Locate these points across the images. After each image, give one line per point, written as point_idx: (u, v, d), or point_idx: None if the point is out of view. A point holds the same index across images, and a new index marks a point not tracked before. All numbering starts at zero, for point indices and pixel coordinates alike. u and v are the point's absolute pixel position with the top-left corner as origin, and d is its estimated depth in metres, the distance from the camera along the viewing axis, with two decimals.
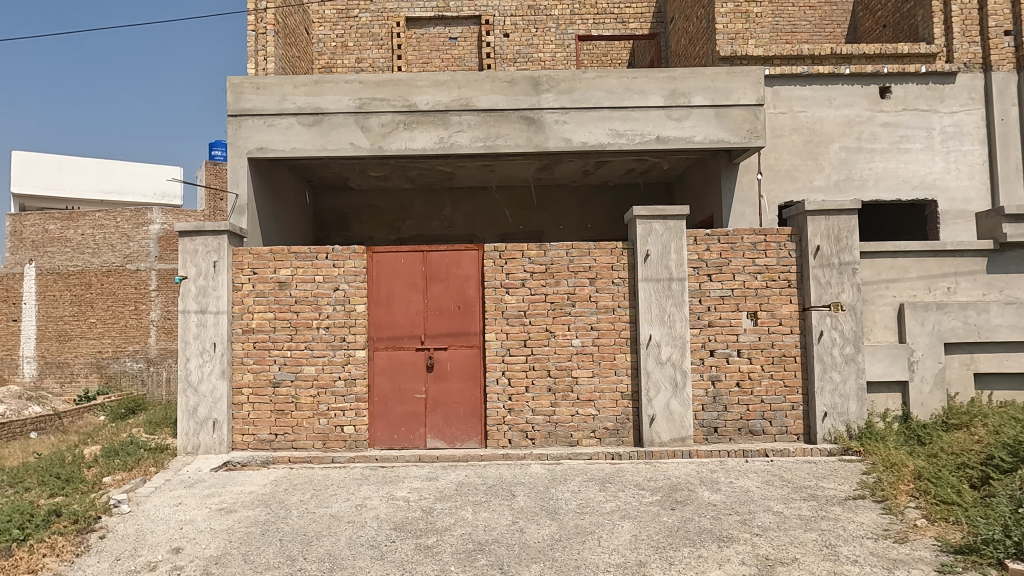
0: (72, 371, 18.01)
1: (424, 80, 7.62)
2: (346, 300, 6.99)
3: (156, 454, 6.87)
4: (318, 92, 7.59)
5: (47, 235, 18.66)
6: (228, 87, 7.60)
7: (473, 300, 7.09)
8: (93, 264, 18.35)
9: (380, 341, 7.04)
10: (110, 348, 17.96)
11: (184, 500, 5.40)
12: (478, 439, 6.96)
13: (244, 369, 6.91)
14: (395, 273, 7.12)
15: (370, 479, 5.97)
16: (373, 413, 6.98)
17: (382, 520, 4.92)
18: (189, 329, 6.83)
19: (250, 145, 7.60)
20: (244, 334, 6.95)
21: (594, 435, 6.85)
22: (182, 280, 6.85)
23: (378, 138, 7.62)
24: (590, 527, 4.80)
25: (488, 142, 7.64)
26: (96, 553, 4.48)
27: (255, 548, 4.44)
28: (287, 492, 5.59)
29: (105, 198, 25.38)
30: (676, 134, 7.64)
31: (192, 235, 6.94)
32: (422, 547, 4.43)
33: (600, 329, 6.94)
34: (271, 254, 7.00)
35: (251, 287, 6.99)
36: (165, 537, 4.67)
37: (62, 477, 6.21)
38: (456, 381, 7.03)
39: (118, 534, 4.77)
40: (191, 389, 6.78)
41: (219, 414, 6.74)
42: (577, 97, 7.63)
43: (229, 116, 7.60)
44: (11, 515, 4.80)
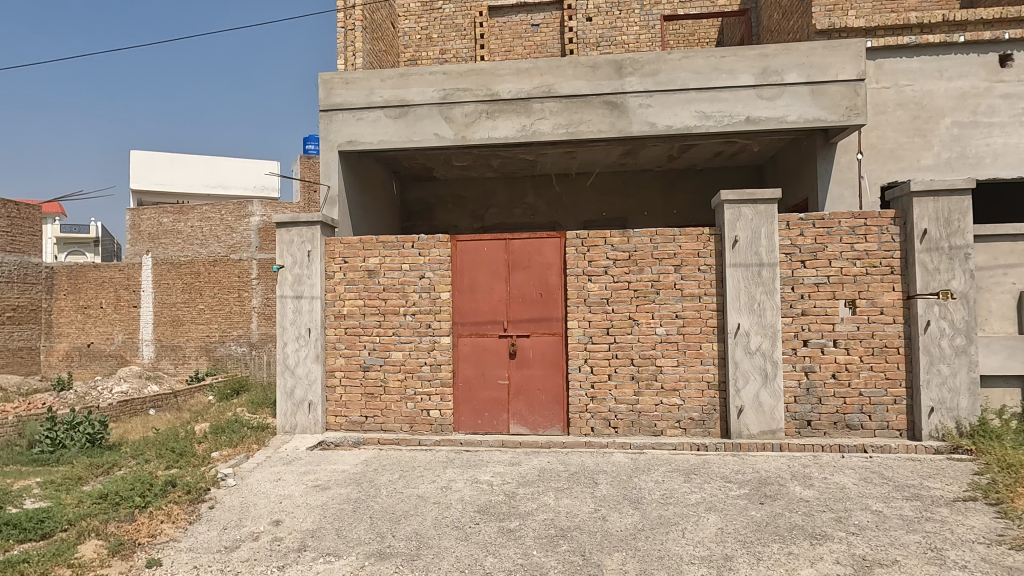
0: (184, 354, 19.43)
1: (507, 68, 7.65)
2: (432, 287, 7.16)
3: (257, 432, 7.32)
4: (403, 84, 7.78)
5: (161, 228, 20.25)
6: (319, 83, 7.91)
7: (555, 287, 7.09)
8: (201, 254, 19.68)
9: (463, 327, 7.18)
10: (217, 332, 19.29)
11: (282, 476, 5.73)
12: (561, 426, 6.98)
13: (336, 353, 7.25)
14: (479, 262, 7.20)
15: (455, 462, 6.12)
16: (458, 398, 7.13)
17: (467, 502, 5.04)
18: (286, 315, 7.22)
19: (340, 139, 7.89)
20: (337, 319, 7.28)
21: (679, 425, 6.71)
22: (280, 268, 7.25)
23: (461, 127, 7.73)
24: (674, 518, 4.72)
25: (571, 128, 7.58)
26: (206, 521, 4.80)
27: (347, 524, 4.65)
28: (377, 472, 5.81)
29: (210, 192, 27.13)
30: (768, 114, 7.31)
31: (288, 226, 7.31)
32: (505, 531, 4.50)
33: (685, 317, 6.78)
34: (360, 243, 7.26)
35: (342, 275, 7.29)
36: (267, 509, 4.97)
37: (176, 450, 6.74)
38: (539, 368, 7.07)
39: (225, 504, 5.11)
40: (289, 371, 7.17)
41: (314, 396, 7.11)
42: (662, 79, 7.45)
43: (321, 111, 7.91)
44: (134, 485, 5.29)
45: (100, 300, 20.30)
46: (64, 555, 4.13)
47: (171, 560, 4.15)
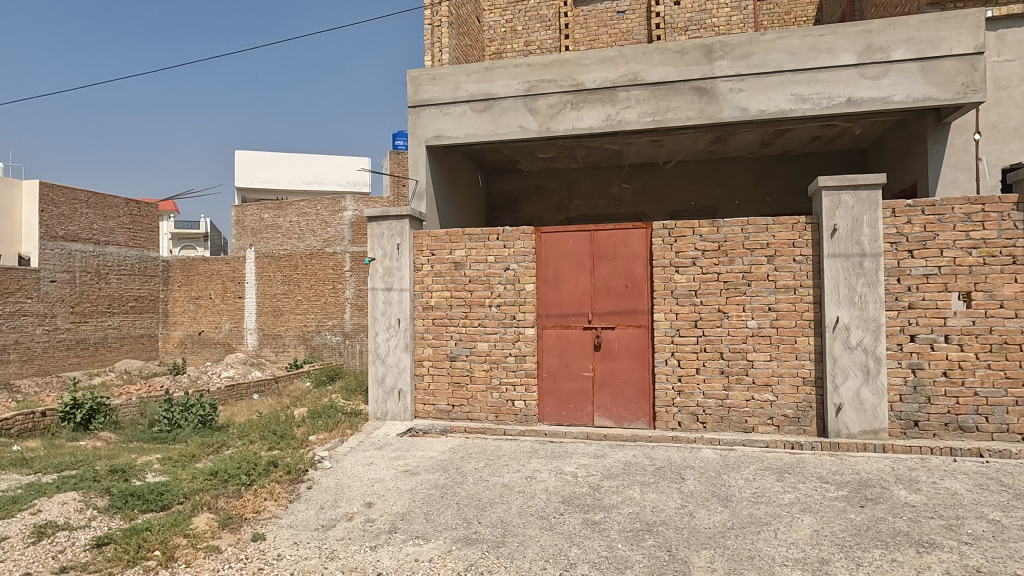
0: (284, 342, 20.56)
1: (592, 57, 7.57)
2: (517, 279, 7.21)
3: (351, 418, 7.65)
4: (488, 78, 7.86)
5: (263, 223, 21.20)
6: (407, 80, 8.12)
7: (641, 279, 6.98)
8: (299, 247, 20.72)
9: (548, 319, 7.20)
10: (314, 322, 20.29)
11: (374, 461, 5.96)
12: (647, 419, 6.88)
13: (425, 343, 7.45)
14: (563, 253, 7.19)
15: (540, 452, 6.16)
16: (543, 389, 7.17)
17: (552, 492, 5.06)
18: (377, 306, 7.50)
19: (428, 134, 8.08)
20: (425, 310, 7.48)
21: (771, 422, 6.46)
22: (371, 260, 7.53)
23: (546, 119, 7.72)
24: (765, 518, 4.55)
25: (658, 116, 7.41)
26: (305, 500, 5.06)
27: (435, 508, 4.77)
28: (464, 459, 5.94)
29: (306, 188, 28.45)
30: (872, 94, 6.86)
31: (378, 220, 7.57)
32: (590, 522, 4.49)
33: (779, 310, 6.49)
34: (447, 236, 7.42)
35: (430, 267, 7.48)
36: (360, 492, 5.18)
37: (278, 433, 7.16)
38: (624, 361, 6.99)
39: (322, 485, 5.37)
40: (380, 359, 7.45)
41: (403, 384, 7.35)
42: (754, 62, 7.14)
43: (409, 107, 8.12)
44: (241, 464, 5.67)
45: (209, 291, 21.76)
46: (180, 525, 4.47)
47: (274, 535, 4.42)
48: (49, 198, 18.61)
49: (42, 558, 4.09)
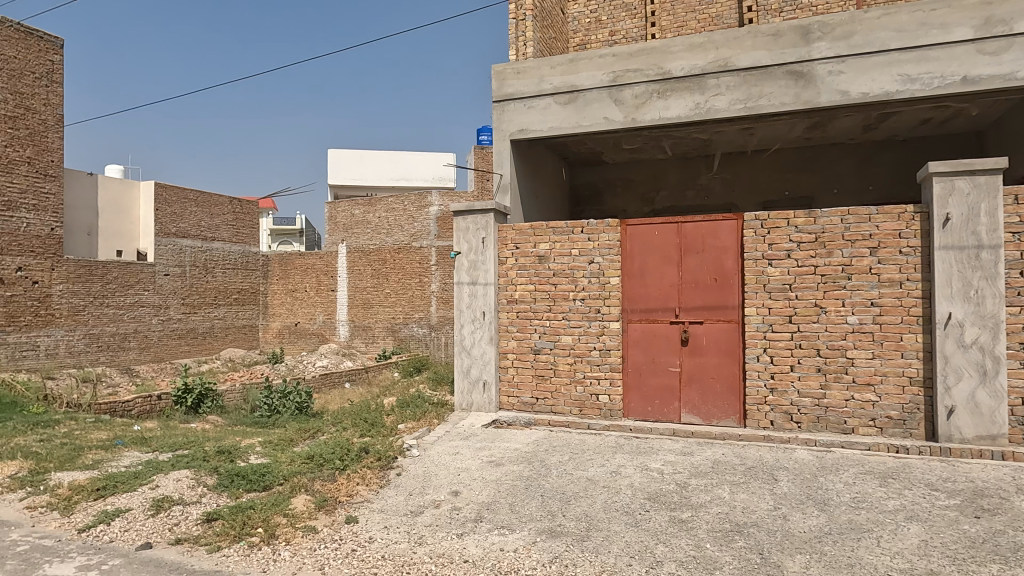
0: (374, 333, 21.32)
1: (680, 44, 7.37)
2: (601, 272, 7.14)
3: (438, 408, 7.84)
4: (573, 70, 7.81)
5: (354, 218, 22.47)
6: (492, 75, 8.20)
7: (731, 272, 6.74)
8: (387, 243, 21.53)
9: (633, 313, 7.09)
10: (401, 314, 20.98)
11: (460, 450, 6.09)
12: (737, 417, 6.65)
13: (509, 336, 7.52)
14: (649, 246, 7.06)
15: (625, 447, 6.09)
16: (628, 384, 7.07)
17: (637, 488, 4.99)
18: (462, 299, 7.65)
19: (512, 128, 8.12)
20: (509, 304, 7.54)
21: (874, 424, 6.09)
22: (457, 254, 7.68)
23: (631, 109, 7.59)
24: (867, 524, 4.31)
25: (750, 103, 7.12)
26: (394, 486, 5.23)
27: (520, 500, 4.82)
28: (548, 452, 5.96)
29: (394, 184, 29.31)
30: (991, 72, 6.32)
31: (464, 214, 7.70)
32: (677, 521, 4.40)
33: (883, 305, 6.11)
34: (532, 229, 7.44)
35: (514, 261, 7.53)
36: (447, 480, 5.30)
37: (368, 420, 7.43)
38: (713, 357, 6.79)
39: (410, 472, 5.53)
40: (465, 351, 7.60)
41: (488, 375, 7.45)
42: (856, 41, 6.73)
43: (494, 102, 8.20)
44: (335, 449, 5.93)
45: (304, 284, 22.84)
46: (281, 505, 4.73)
47: (366, 518, 4.59)
48: (163, 198, 20.22)
49: (161, 530, 4.45)
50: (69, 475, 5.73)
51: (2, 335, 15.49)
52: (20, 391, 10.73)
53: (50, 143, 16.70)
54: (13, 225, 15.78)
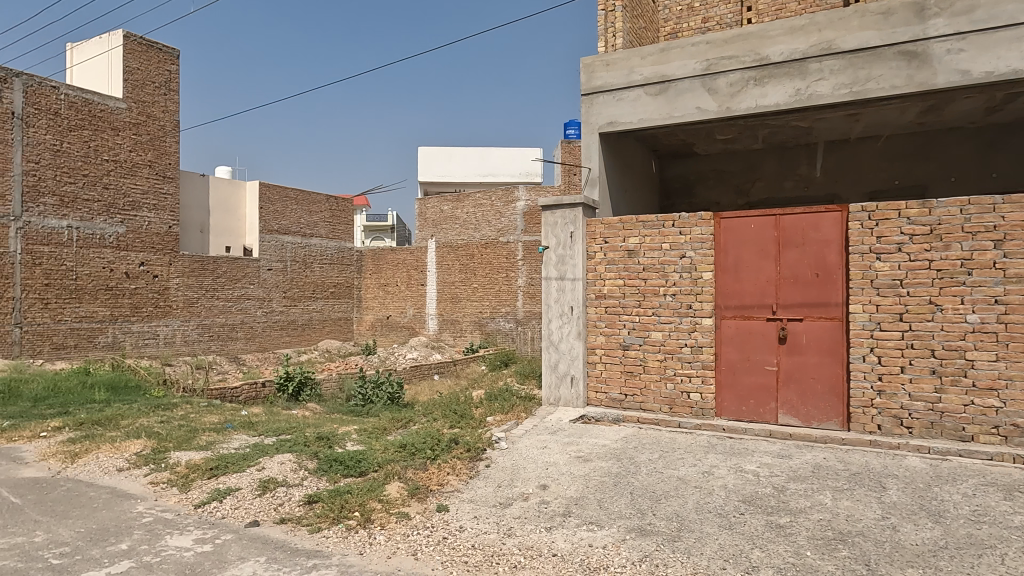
0: (462, 327, 21.78)
1: (778, 28, 7.05)
2: (693, 267, 6.94)
3: (526, 402, 7.89)
4: (664, 60, 7.63)
5: (443, 215, 22.46)
6: (581, 68, 8.15)
7: (834, 267, 6.38)
8: (475, 238, 21.71)
9: (727, 309, 6.85)
10: (489, 308, 21.32)
11: (548, 444, 6.10)
12: (840, 420, 6.31)
13: (597, 331, 7.46)
14: (745, 240, 6.80)
15: (718, 448, 5.91)
16: (721, 382, 6.85)
17: (731, 490, 4.83)
18: (551, 294, 7.70)
19: (601, 121, 8.04)
20: (598, 299, 7.48)
21: (997, 432, 5.60)
22: (545, 249, 7.75)
23: (725, 98, 7.32)
24: (988, 540, 3.98)
25: (856, 87, 6.69)
26: (484, 477, 5.30)
27: (608, 496, 4.77)
28: (637, 449, 5.87)
29: (482, 180, 29.68)
30: None
31: (552, 208, 7.72)
32: (774, 526, 4.22)
33: (1009, 303, 5.60)
34: (620, 223, 7.34)
35: (603, 255, 7.46)
36: (535, 473, 5.32)
37: (458, 412, 7.58)
38: (813, 356, 6.46)
39: (499, 464, 5.59)
40: (553, 346, 7.66)
41: (576, 370, 7.47)
42: (979, 16, 6.20)
43: (583, 95, 8.15)
44: (427, 439, 6.09)
45: (396, 278, 23.57)
46: (376, 491, 4.91)
47: (456, 507, 4.69)
48: (267, 197, 21.46)
49: (267, 509, 4.73)
50: (187, 454, 6.20)
51: (128, 324, 17.02)
52: (143, 376, 11.73)
53: (168, 147, 18.03)
54: (137, 224, 17.24)
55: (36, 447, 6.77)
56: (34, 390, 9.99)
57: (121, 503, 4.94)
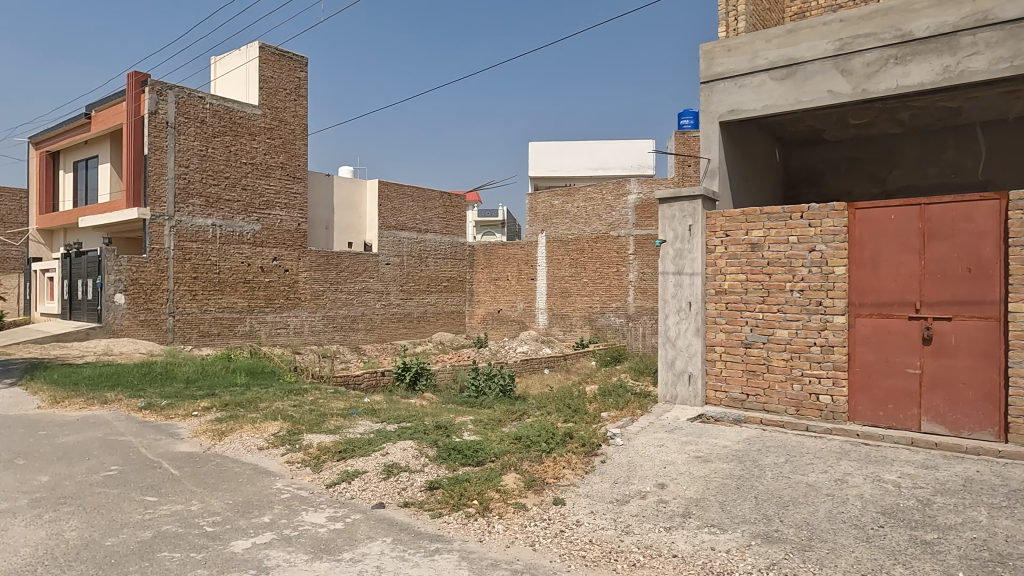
0: (572, 322, 21.79)
1: (923, 1, 6.45)
2: (824, 262, 6.53)
3: (641, 399, 7.76)
4: (791, 42, 7.22)
5: (554, 209, 22.56)
6: (701, 55, 7.89)
7: (990, 261, 5.75)
8: (585, 232, 21.62)
9: (862, 307, 6.37)
10: (599, 304, 21.21)
11: (666, 443, 5.96)
12: (996, 431, 5.68)
13: (717, 328, 7.20)
14: (883, 232, 6.29)
15: (852, 454, 5.52)
16: (854, 385, 6.38)
17: (868, 501, 4.50)
18: (668, 289, 7.49)
19: (722, 109, 7.74)
20: (718, 294, 7.21)
21: None
22: (662, 243, 7.53)
23: (861, 80, 6.79)
24: None
25: (1018, 61, 5.97)
26: (600, 473, 5.27)
27: (731, 500, 4.59)
28: (761, 452, 5.61)
29: (592, 173, 29.44)
30: None
31: (670, 201, 7.52)
32: (920, 542, 3.88)
33: None
34: (743, 216, 7.04)
35: (724, 249, 7.18)
36: (653, 472, 5.22)
37: (572, 407, 7.57)
38: (964, 359, 5.85)
39: (615, 461, 5.54)
40: (670, 342, 7.47)
41: (694, 368, 7.23)
42: None
43: (702, 83, 7.89)
44: (542, 432, 6.14)
45: (507, 272, 23.89)
46: (493, 481, 5.01)
47: (573, 501, 4.70)
48: (386, 194, 22.45)
49: (392, 493, 4.95)
50: (318, 437, 6.62)
51: (263, 314, 18.42)
52: (277, 362, 12.66)
53: (298, 150, 19.26)
54: (271, 221, 18.60)
55: (190, 424, 7.48)
56: (186, 373, 11.06)
57: (263, 479, 5.36)
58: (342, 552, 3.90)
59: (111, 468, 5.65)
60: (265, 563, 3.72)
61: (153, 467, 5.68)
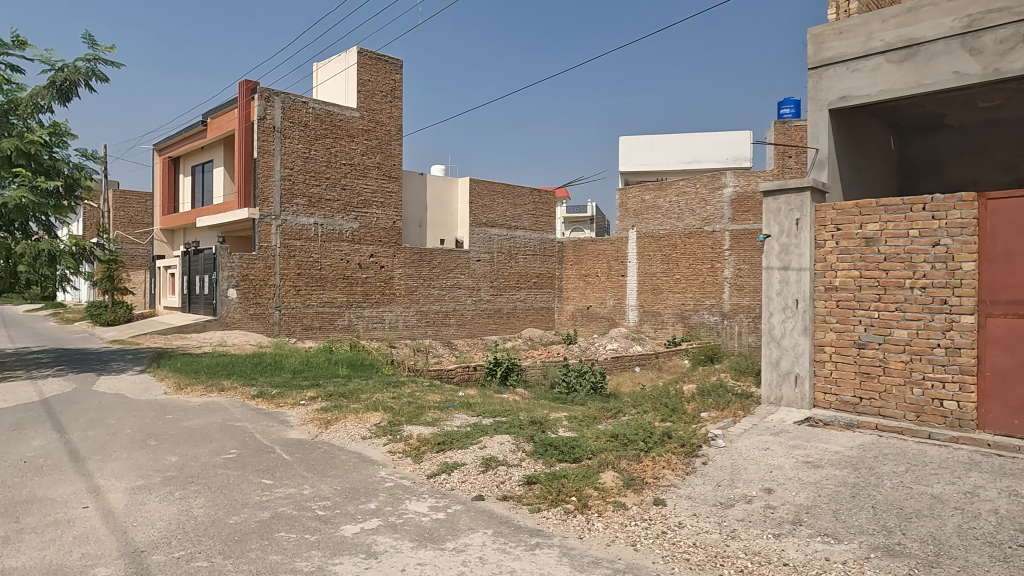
0: (663, 319, 21.36)
1: None
2: (949, 256, 6.02)
3: (742, 400, 7.50)
4: (912, 21, 6.72)
5: (645, 204, 21.94)
6: (808, 39, 7.48)
7: None
8: (678, 227, 21.09)
9: (994, 306, 5.78)
10: (692, 301, 20.70)
11: (772, 446, 5.72)
12: None
13: (827, 328, 6.84)
14: (1020, 224, 5.67)
15: (982, 466, 5.08)
16: (984, 390, 5.82)
17: (1004, 517, 4.13)
18: (773, 286, 7.24)
19: (832, 96, 7.32)
20: (827, 292, 6.84)
21: None
22: (766, 238, 7.31)
23: (993, 59, 6.22)
24: None
25: None
26: (702, 475, 5.12)
27: (846, 508, 4.34)
28: (878, 460, 5.28)
29: (685, 167, 28.68)
30: None
31: (776, 194, 7.25)
32: None
33: None
34: (856, 209, 6.64)
35: (834, 244, 6.80)
36: (758, 476, 5.02)
37: (669, 406, 7.41)
38: None
39: (717, 463, 5.37)
40: (775, 342, 7.21)
41: (801, 369, 6.94)
42: None
43: (810, 69, 7.49)
44: (639, 431, 6.04)
45: (596, 269, 23.67)
46: (591, 478, 4.98)
47: (674, 503, 4.59)
48: (477, 192, 22.79)
49: (491, 485, 5.03)
50: (417, 428, 6.83)
51: (360, 309, 19.17)
52: (375, 355, 13.15)
53: (393, 150, 19.85)
54: (368, 220, 19.31)
55: (298, 413, 7.90)
56: (292, 364, 11.69)
57: (368, 467, 5.58)
58: (445, 542, 3.99)
59: (231, 451, 6.05)
60: (374, 549, 3.86)
61: (267, 452, 6.04)
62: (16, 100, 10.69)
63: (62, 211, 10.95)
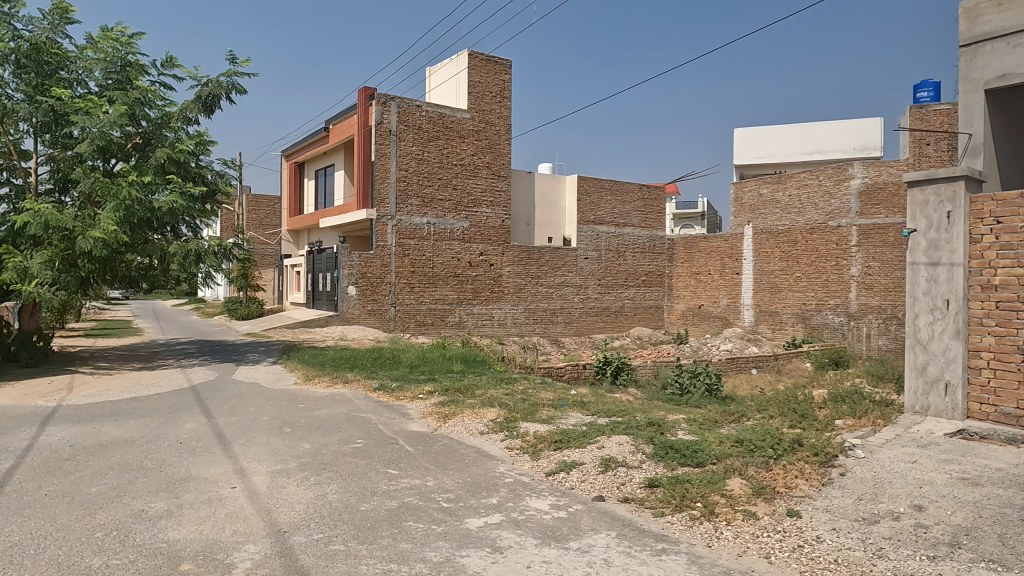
0: (782, 319, 20.34)
1: None
2: None
3: (881, 407, 6.96)
4: None
5: (762, 199, 20.85)
6: (960, 13, 6.81)
7: None
8: (799, 222, 19.91)
9: None
10: (814, 301, 19.54)
11: (919, 460, 5.25)
12: None
13: (983, 331, 6.19)
14: None
15: None
16: None
17: None
18: (919, 285, 6.66)
19: (988, 75, 6.61)
20: (985, 291, 6.20)
21: None
22: (911, 232, 6.72)
23: None
24: None
25: None
26: (840, 487, 4.78)
27: (1015, 533, 3.90)
28: None
29: (806, 159, 27.07)
30: None
31: (923, 184, 6.67)
32: None
33: None
34: (1021, 199, 5.98)
35: (993, 238, 6.16)
36: (906, 491, 4.62)
37: (798, 412, 7.00)
38: None
39: (856, 475, 5.00)
40: (921, 346, 6.63)
41: (952, 376, 6.33)
42: None
43: (962, 47, 6.82)
44: (766, 437, 5.75)
45: (709, 267, 22.78)
46: (717, 484, 4.78)
47: (810, 515, 4.32)
48: (585, 189, 22.62)
49: (611, 486, 4.96)
50: (534, 426, 6.85)
51: (470, 306, 19.59)
52: (487, 352, 13.37)
53: (503, 150, 20.09)
54: (479, 218, 19.68)
55: (417, 406, 8.16)
56: (409, 358, 12.12)
57: (487, 462, 5.67)
58: (569, 541, 3.97)
59: (358, 441, 6.36)
60: (499, 543, 3.91)
61: (391, 443, 6.29)
62: (168, 113, 11.80)
63: (207, 215, 12.11)
